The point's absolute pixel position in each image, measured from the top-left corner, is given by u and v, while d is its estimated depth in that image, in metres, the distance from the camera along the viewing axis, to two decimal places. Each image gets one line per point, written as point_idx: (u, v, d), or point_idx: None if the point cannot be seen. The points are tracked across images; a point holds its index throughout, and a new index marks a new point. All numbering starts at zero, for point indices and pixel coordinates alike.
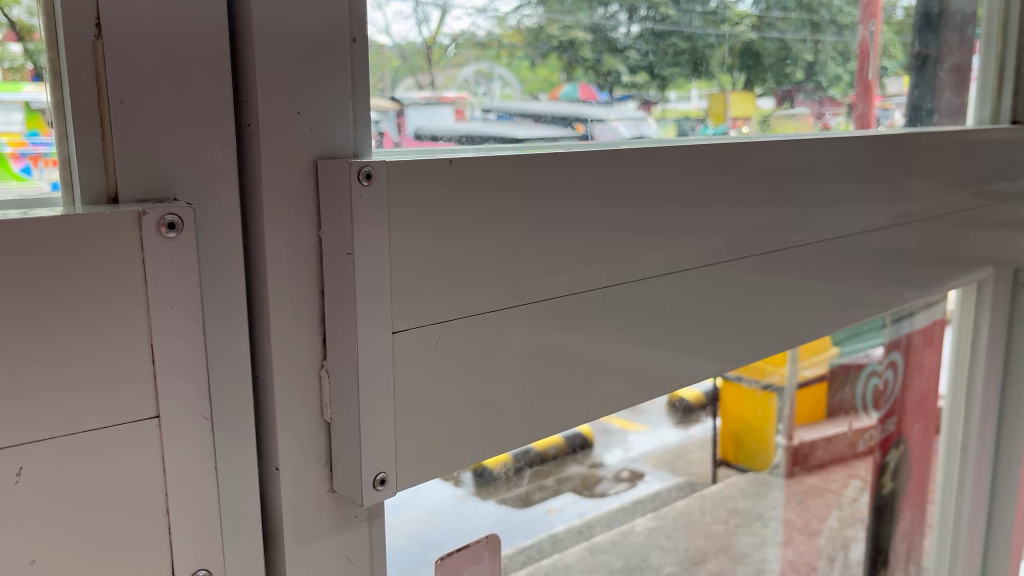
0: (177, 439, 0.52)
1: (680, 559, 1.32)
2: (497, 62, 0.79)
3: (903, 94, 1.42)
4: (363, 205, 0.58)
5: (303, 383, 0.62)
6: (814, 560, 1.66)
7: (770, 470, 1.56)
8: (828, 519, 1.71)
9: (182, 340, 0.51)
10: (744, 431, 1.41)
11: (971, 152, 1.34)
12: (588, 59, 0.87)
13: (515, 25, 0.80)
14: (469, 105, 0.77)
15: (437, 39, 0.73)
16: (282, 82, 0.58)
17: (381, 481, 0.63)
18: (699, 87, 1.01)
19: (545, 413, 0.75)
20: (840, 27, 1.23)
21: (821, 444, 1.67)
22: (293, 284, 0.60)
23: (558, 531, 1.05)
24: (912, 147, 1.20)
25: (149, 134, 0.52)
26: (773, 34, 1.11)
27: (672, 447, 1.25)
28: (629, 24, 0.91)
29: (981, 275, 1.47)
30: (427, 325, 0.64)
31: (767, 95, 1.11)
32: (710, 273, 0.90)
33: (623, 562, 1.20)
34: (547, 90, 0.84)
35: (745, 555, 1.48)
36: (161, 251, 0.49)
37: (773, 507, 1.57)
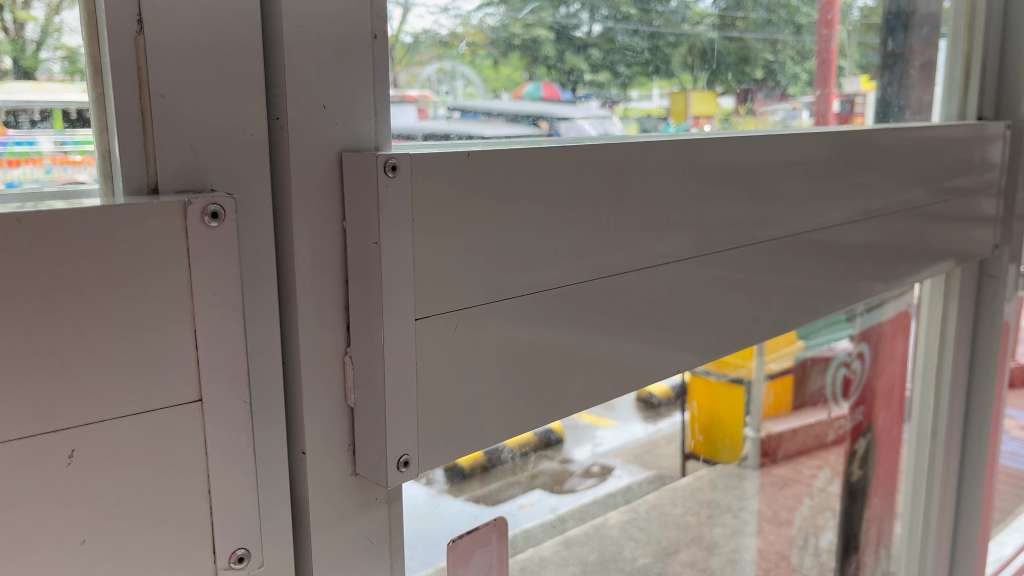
0: (218, 423, 0.54)
1: (654, 550, 1.35)
2: (459, 61, 0.78)
3: (863, 96, 1.43)
4: (388, 195, 0.61)
5: (329, 370, 0.64)
6: (782, 548, 1.68)
7: (741, 463, 1.54)
8: (799, 510, 1.72)
9: (224, 327, 0.53)
10: (713, 425, 1.40)
11: (928, 151, 1.39)
12: (549, 58, 0.88)
13: (477, 24, 0.80)
14: (431, 103, 0.76)
15: (400, 37, 0.72)
16: (310, 78, 0.60)
17: (404, 462, 0.66)
18: (660, 87, 1.02)
19: (546, 399, 0.78)
20: (800, 28, 1.25)
21: (789, 436, 1.64)
22: (318, 273, 0.62)
23: (532, 527, 1.05)
24: (874, 146, 1.24)
25: (188, 127, 0.54)
26: (734, 33, 1.12)
27: (643, 441, 1.23)
28: (591, 23, 0.92)
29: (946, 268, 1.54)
30: (447, 312, 0.67)
31: (728, 94, 1.12)
32: (694, 265, 0.94)
33: (596, 555, 1.22)
34: (510, 89, 0.84)
35: (717, 546, 1.50)
36: (204, 240, 0.51)
37: (746, 498, 1.56)
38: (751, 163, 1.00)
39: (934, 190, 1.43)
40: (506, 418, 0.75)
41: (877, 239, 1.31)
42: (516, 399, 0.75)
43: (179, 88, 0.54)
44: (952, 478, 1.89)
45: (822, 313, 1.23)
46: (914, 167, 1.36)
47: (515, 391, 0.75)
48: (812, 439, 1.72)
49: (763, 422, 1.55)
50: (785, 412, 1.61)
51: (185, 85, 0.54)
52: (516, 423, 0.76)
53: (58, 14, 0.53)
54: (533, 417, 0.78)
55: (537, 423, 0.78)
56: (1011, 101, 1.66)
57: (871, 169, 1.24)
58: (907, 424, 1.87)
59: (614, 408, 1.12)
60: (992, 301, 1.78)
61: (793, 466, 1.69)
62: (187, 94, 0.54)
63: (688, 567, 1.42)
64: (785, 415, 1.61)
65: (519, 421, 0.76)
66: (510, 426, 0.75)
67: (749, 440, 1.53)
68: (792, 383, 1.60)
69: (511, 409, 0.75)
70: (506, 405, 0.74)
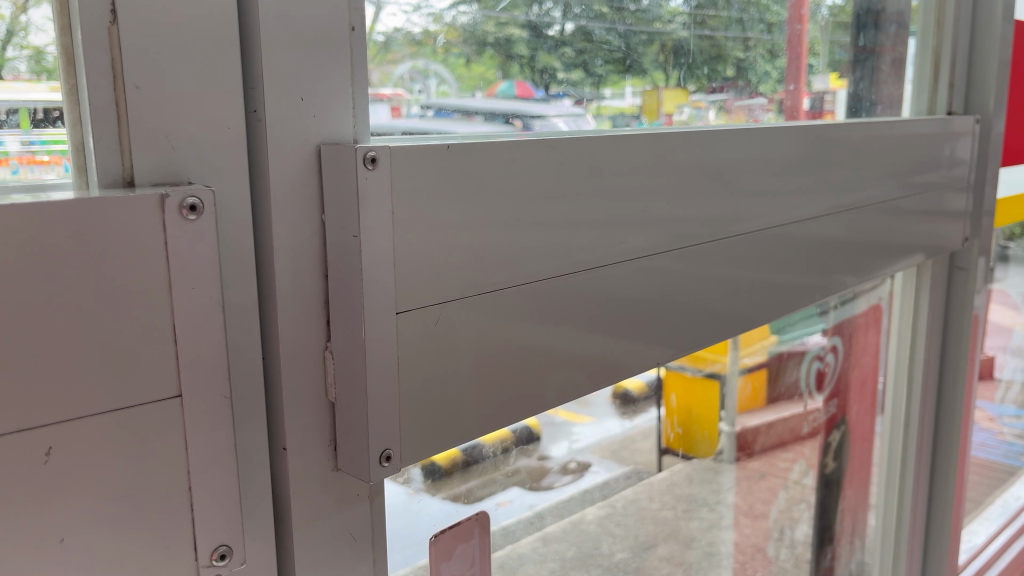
0: (198, 418, 0.53)
1: (631, 544, 1.36)
2: (433, 59, 0.78)
3: (832, 93, 1.44)
4: (368, 187, 0.60)
5: (309, 364, 0.64)
6: (758, 541, 1.69)
7: (718, 457, 1.57)
8: (775, 501, 1.74)
9: (203, 322, 0.52)
10: (689, 419, 1.41)
11: (896, 146, 1.41)
12: (523, 57, 0.88)
13: (450, 22, 0.80)
14: (404, 101, 0.76)
15: (372, 35, 0.72)
16: (288, 70, 0.60)
17: (387, 457, 0.65)
18: (633, 85, 1.02)
19: (526, 392, 0.79)
20: (769, 26, 1.25)
21: (763, 431, 1.65)
22: (299, 268, 0.62)
23: (510, 524, 1.05)
24: (844, 142, 1.25)
25: (165, 119, 0.53)
26: (705, 31, 1.12)
27: (619, 437, 1.24)
28: (564, 21, 0.92)
29: (916, 261, 1.56)
30: (427, 305, 0.67)
31: (700, 91, 1.12)
32: (671, 259, 0.95)
33: (576, 550, 1.25)
34: (482, 87, 0.84)
35: (694, 540, 1.53)
36: (182, 233, 0.50)
37: (724, 492, 1.60)
38: (725, 157, 1.01)
39: (903, 184, 1.45)
40: (486, 411, 0.75)
41: (848, 234, 1.32)
42: (497, 393, 0.76)
43: (155, 80, 0.53)
44: (924, 472, 1.91)
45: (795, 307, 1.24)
46: (883, 162, 1.37)
47: (495, 385, 0.75)
48: (785, 432, 1.74)
49: (740, 417, 1.57)
50: (758, 407, 1.61)
51: (163, 76, 0.53)
52: (496, 416, 0.76)
53: (25, 13, 0.52)
54: (514, 411, 0.78)
55: (518, 417, 0.79)
56: (979, 97, 1.69)
57: (842, 164, 1.26)
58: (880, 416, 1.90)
59: (590, 404, 1.11)
60: (961, 293, 1.80)
61: (768, 458, 1.71)
62: (164, 87, 0.53)
63: (666, 561, 1.43)
64: (758, 410, 1.61)
65: (499, 414, 0.77)
66: (491, 420, 0.76)
67: (722, 434, 1.54)
68: (765, 378, 1.61)
69: (490, 401, 0.75)
70: (487, 398, 0.75)
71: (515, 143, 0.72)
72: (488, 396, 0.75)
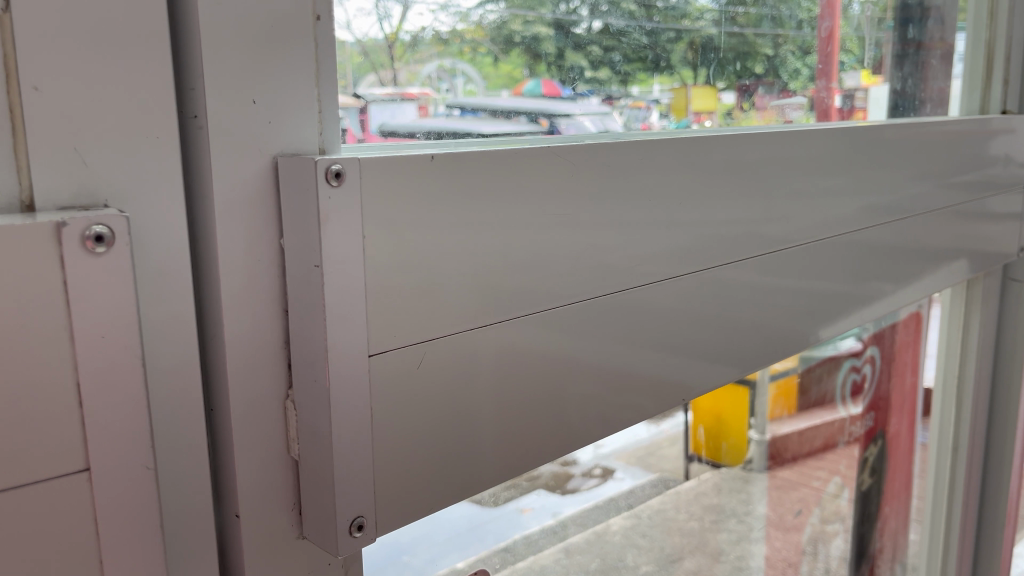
0: (112, 496, 0.43)
1: (657, 557, 1.21)
2: (460, 58, 0.69)
3: (865, 91, 1.29)
4: (331, 207, 0.50)
5: (267, 416, 0.54)
6: (789, 555, 1.54)
7: (748, 466, 1.40)
8: (811, 517, 1.60)
9: (117, 378, 0.42)
10: (719, 427, 1.25)
11: (938, 145, 1.28)
12: (552, 54, 0.77)
13: (477, 21, 0.70)
14: (433, 101, 0.68)
15: (400, 35, 0.64)
16: (234, 66, 0.50)
17: (359, 526, 0.56)
18: (661, 83, 0.90)
19: (528, 436, 0.69)
20: (801, 20, 1.12)
21: (793, 439, 1.51)
22: (251, 302, 0.52)
23: (532, 532, 0.94)
24: (881, 143, 1.13)
25: (76, 127, 0.44)
26: (733, 29, 1.00)
27: (644, 444, 1.09)
28: (592, 19, 0.81)
29: (960, 269, 1.44)
30: (408, 345, 0.57)
31: (728, 89, 1.00)
32: (695, 278, 0.84)
33: (598, 563, 1.08)
34: (509, 87, 0.74)
35: (723, 553, 1.36)
36: (86, 269, 0.41)
37: (755, 503, 1.44)
38: (755, 162, 0.90)
39: (948, 188, 1.33)
40: (479, 460, 0.65)
41: (887, 241, 1.20)
42: (493, 439, 0.65)
43: (61, 78, 0.43)
44: (973, 499, 1.77)
45: (833, 323, 1.13)
46: (926, 163, 1.26)
47: (491, 431, 0.65)
48: (819, 442, 1.60)
49: (771, 424, 1.42)
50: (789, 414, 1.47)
51: (73, 75, 0.43)
52: (493, 467, 0.66)
53: None
54: (513, 459, 0.68)
55: (518, 465, 0.69)
56: None
57: (881, 166, 1.14)
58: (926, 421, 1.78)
59: None
60: (1015, 307, 1.68)
61: (801, 467, 1.55)
62: (74, 88, 0.43)
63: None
64: (788, 418, 1.47)
65: (496, 464, 0.66)
66: (485, 471, 0.66)
67: (752, 442, 1.39)
68: (797, 387, 1.47)
69: (485, 450, 0.65)
70: (480, 447, 0.65)
71: (513, 150, 0.62)
72: (482, 444, 0.65)
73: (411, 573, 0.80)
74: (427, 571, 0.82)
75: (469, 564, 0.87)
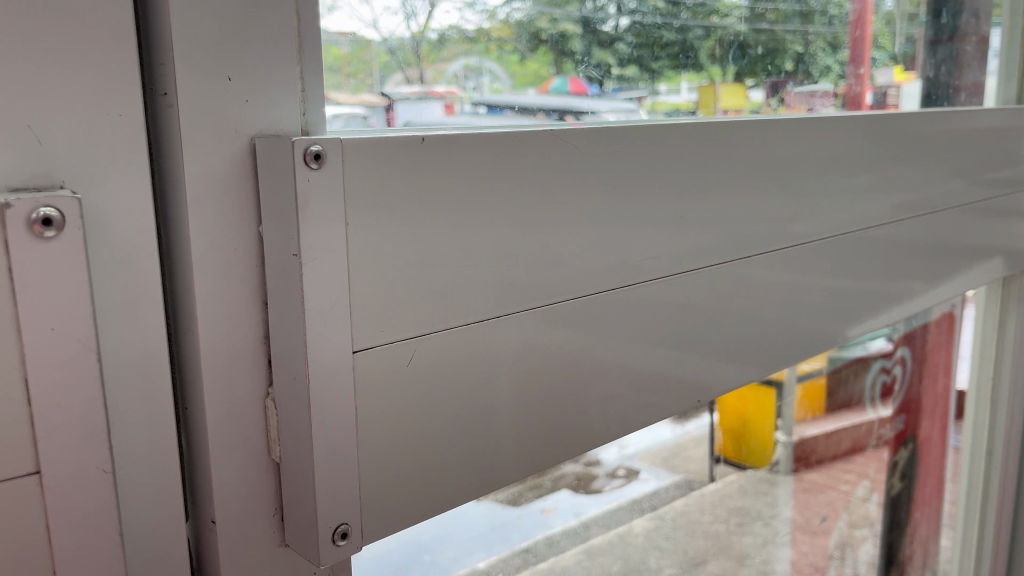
0: (65, 500, 0.41)
1: (680, 560, 1.14)
2: (487, 56, 0.66)
3: (897, 88, 1.23)
4: (311, 191, 0.47)
5: (245, 416, 0.52)
6: (817, 560, 1.48)
7: (774, 468, 1.34)
8: (839, 521, 1.54)
9: (69, 376, 0.40)
10: (745, 428, 1.20)
11: (969, 141, 1.22)
12: (580, 52, 0.73)
13: (504, 19, 0.67)
14: (460, 100, 0.64)
15: (426, 35, 0.61)
16: (207, 40, 0.46)
17: (342, 534, 0.53)
18: (689, 80, 0.85)
19: (531, 438, 0.65)
20: (831, 16, 1.06)
21: (821, 441, 1.45)
22: (227, 294, 0.49)
23: (555, 532, 0.91)
24: (909, 137, 1.08)
25: (31, 102, 0.41)
26: (764, 26, 0.95)
27: (669, 445, 1.04)
28: (619, 17, 0.76)
29: (993, 267, 1.38)
30: (398, 341, 0.54)
31: (757, 87, 0.94)
32: (712, 273, 0.80)
33: (621, 565, 1.03)
34: (536, 85, 0.70)
35: (748, 557, 1.29)
36: (33, 256, 0.38)
37: (780, 506, 1.38)
38: (778, 153, 0.85)
39: (982, 183, 1.27)
40: (477, 465, 0.61)
41: (917, 237, 1.15)
42: (493, 442, 0.62)
43: (12, 48, 0.40)
44: (1009, 505, 1.69)
45: (861, 323, 1.08)
46: (960, 157, 1.20)
47: (489, 434, 0.61)
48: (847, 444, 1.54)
49: (797, 426, 1.37)
50: (815, 416, 1.41)
51: (24, 44, 0.40)
52: (493, 472, 0.62)
53: None
54: (515, 462, 0.64)
55: (520, 469, 0.65)
56: None
57: (910, 159, 1.09)
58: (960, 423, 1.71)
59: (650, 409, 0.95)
60: None
61: (828, 470, 1.49)
62: (26, 60, 0.40)
63: None
64: (815, 419, 1.41)
65: (495, 468, 0.63)
66: (483, 474, 0.62)
67: (779, 444, 1.34)
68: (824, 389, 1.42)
69: (483, 454, 0.61)
70: (478, 451, 0.61)
71: (513, 133, 0.58)
72: (480, 447, 0.61)
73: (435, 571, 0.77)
74: (450, 571, 0.79)
75: (493, 565, 0.83)
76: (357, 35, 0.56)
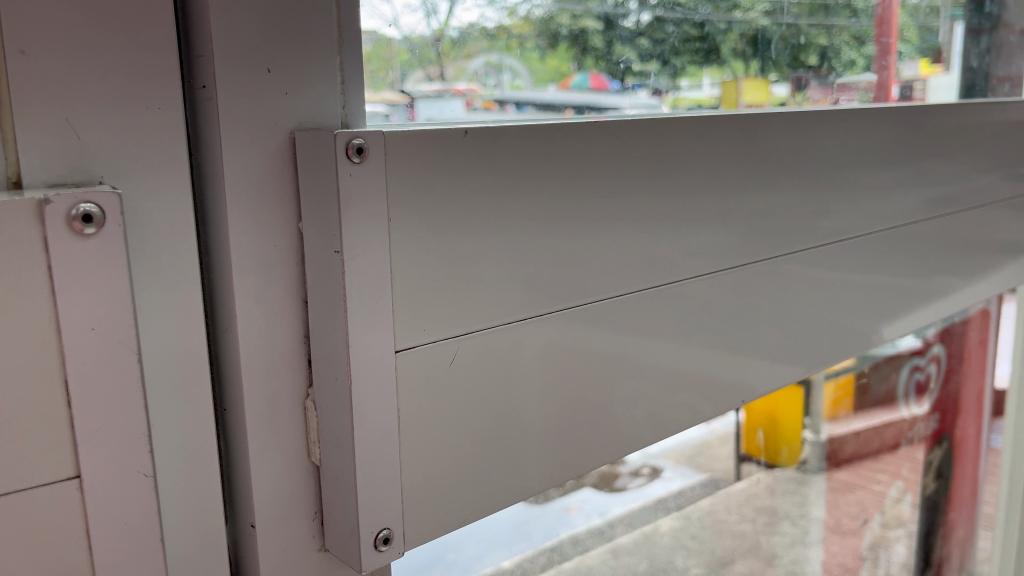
0: (104, 503, 0.40)
1: (708, 559, 1.09)
2: (508, 53, 0.63)
3: (923, 81, 1.17)
4: (354, 186, 0.45)
5: (285, 418, 0.50)
6: (846, 561, 1.40)
7: (804, 467, 1.30)
8: (871, 522, 1.49)
9: (107, 378, 0.39)
10: (774, 427, 1.16)
11: (1008, 135, 1.18)
12: (602, 48, 0.71)
13: (524, 16, 0.64)
14: (481, 98, 0.62)
15: (446, 32, 0.59)
16: (247, 30, 0.45)
17: (384, 540, 0.52)
18: (711, 76, 0.82)
19: (569, 440, 0.63)
20: (856, 10, 1.02)
21: (849, 439, 1.42)
22: (266, 293, 0.48)
23: (579, 531, 0.89)
24: (948, 131, 1.04)
25: (69, 95, 0.39)
26: (786, 19, 0.91)
27: (694, 442, 1.01)
28: (639, 12, 0.74)
29: None
30: (440, 340, 0.52)
31: (781, 81, 0.91)
32: (752, 270, 0.78)
33: (647, 565, 0.99)
34: (557, 82, 0.68)
35: (776, 556, 1.24)
36: (72, 253, 0.37)
37: (813, 504, 1.32)
38: (817, 148, 0.82)
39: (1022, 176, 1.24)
40: (518, 470, 0.60)
41: (956, 232, 1.12)
42: (531, 445, 0.60)
43: (51, 41, 0.39)
44: None
45: (898, 320, 1.05)
46: (1000, 149, 1.17)
47: (532, 436, 0.60)
48: (877, 443, 1.50)
49: (827, 424, 1.34)
50: (846, 413, 1.38)
51: (62, 37, 0.39)
52: (532, 476, 0.61)
53: None
54: (553, 465, 0.62)
55: (560, 472, 0.63)
56: None
57: (950, 152, 1.05)
58: (999, 421, 1.67)
59: None
60: None
61: (858, 469, 1.45)
62: (64, 53, 0.39)
63: None
64: (846, 416, 1.39)
65: (536, 472, 0.61)
66: (524, 479, 0.60)
67: (807, 442, 1.29)
68: (855, 387, 1.39)
69: (525, 457, 0.60)
70: (520, 454, 0.59)
71: (556, 124, 0.56)
72: (520, 451, 0.59)
73: (456, 570, 0.75)
74: (473, 570, 0.77)
75: (516, 564, 0.81)
76: (376, 34, 0.54)
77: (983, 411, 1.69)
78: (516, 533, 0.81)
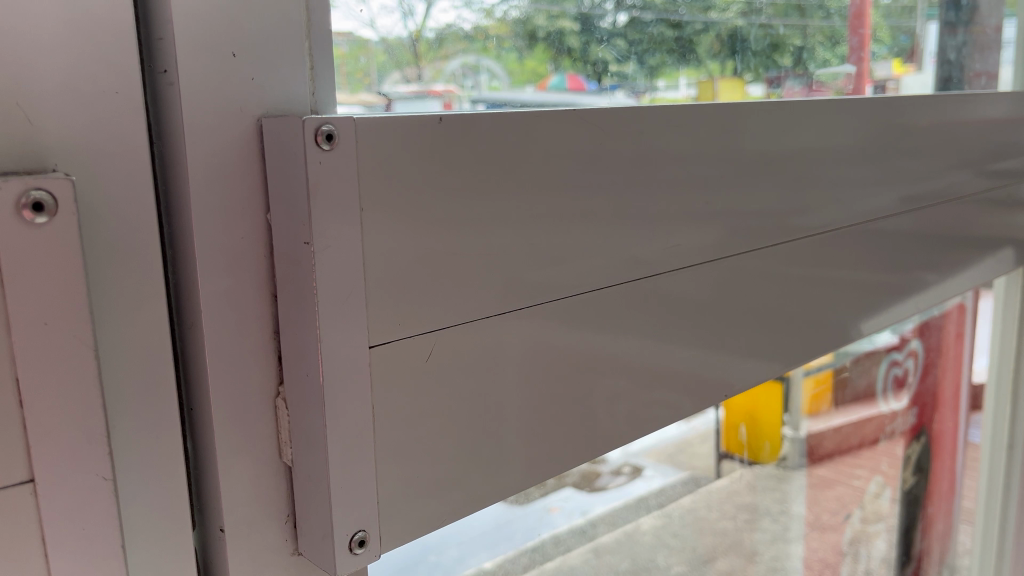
0: (60, 507, 0.38)
1: (689, 558, 1.08)
2: (485, 54, 0.62)
3: (896, 81, 1.16)
4: (323, 175, 0.43)
5: (255, 416, 0.48)
6: (827, 556, 1.40)
7: (784, 463, 1.29)
8: (851, 518, 1.48)
9: (57, 376, 0.37)
10: (755, 424, 1.15)
11: (983, 132, 1.19)
12: (578, 48, 0.69)
13: (501, 17, 0.63)
14: (458, 98, 0.60)
15: (424, 34, 0.57)
16: (207, 14, 0.43)
17: (360, 542, 0.50)
18: (688, 76, 0.81)
19: (549, 438, 0.62)
20: (828, 10, 1.02)
21: (829, 435, 1.41)
22: (233, 287, 0.46)
23: (561, 531, 0.88)
24: (924, 128, 1.04)
25: (17, 78, 0.37)
26: (761, 19, 0.89)
27: (675, 439, 1.00)
28: (615, 13, 0.73)
29: (1004, 257, 1.35)
30: (416, 335, 0.51)
31: (757, 82, 0.89)
32: (730, 266, 0.77)
33: (629, 565, 0.97)
34: (535, 82, 0.66)
35: (757, 553, 1.23)
36: (19, 244, 0.35)
37: (795, 500, 1.32)
38: (795, 143, 0.82)
39: (998, 172, 1.24)
40: (496, 468, 0.58)
41: (933, 228, 1.12)
42: (510, 443, 0.59)
43: None
44: None
45: (876, 314, 1.05)
46: (975, 145, 1.17)
47: (510, 433, 0.58)
48: (856, 440, 1.50)
49: (808, 421, 1.32)
50: (827, 409, 1.38)
51: (7, 16, 0.37)
52: (511, 474, 0.59)
53: None
54: (533, 464, 0.61)
55: (540, 470, 0.62)
56: None
57: (927, 149, 1.05)
58: (976, 415, 1.66)
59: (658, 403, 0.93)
60: None
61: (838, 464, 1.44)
62: (9, 33, 0.37)
63: None
64: (826, 413, 1.38)
65: (515, 470, 0.60)
66: (503, 478, 0.59)
67: (786, 439, 1.28)
68: (834, 383, 1.38)
69: (503, 455, 0.58)
70: (499, 452, 0.58)
71: (534, 113, 0.55)
72: (499, 449, 0.58)
73: (439, 572, 0.73)
74: (455, 571, 0.76)
75: (498, 564, 0.80)
76: (353, 35, 0.53)
77: (961, 403, 1.68)
78: (500, 533, 0.80)
